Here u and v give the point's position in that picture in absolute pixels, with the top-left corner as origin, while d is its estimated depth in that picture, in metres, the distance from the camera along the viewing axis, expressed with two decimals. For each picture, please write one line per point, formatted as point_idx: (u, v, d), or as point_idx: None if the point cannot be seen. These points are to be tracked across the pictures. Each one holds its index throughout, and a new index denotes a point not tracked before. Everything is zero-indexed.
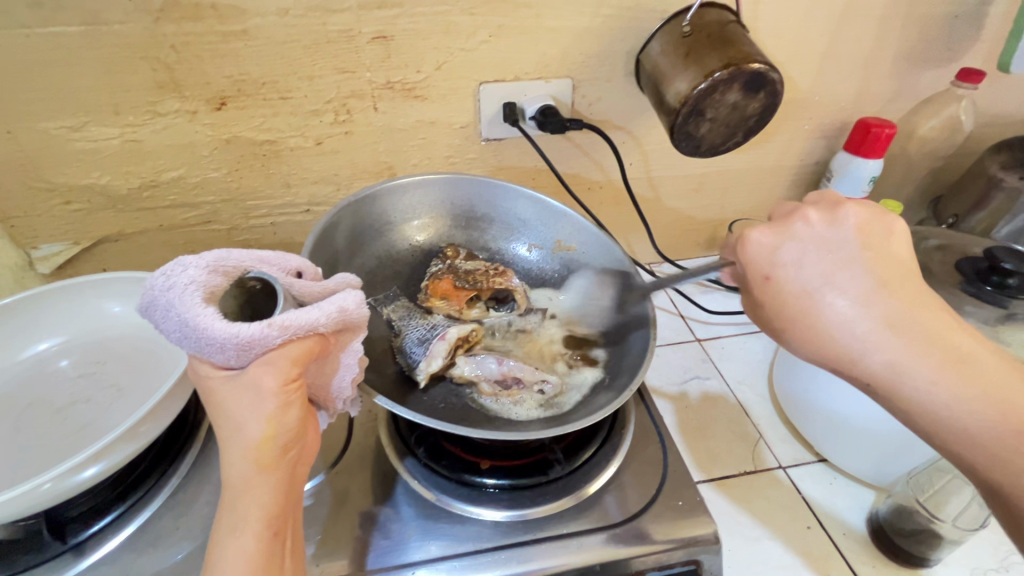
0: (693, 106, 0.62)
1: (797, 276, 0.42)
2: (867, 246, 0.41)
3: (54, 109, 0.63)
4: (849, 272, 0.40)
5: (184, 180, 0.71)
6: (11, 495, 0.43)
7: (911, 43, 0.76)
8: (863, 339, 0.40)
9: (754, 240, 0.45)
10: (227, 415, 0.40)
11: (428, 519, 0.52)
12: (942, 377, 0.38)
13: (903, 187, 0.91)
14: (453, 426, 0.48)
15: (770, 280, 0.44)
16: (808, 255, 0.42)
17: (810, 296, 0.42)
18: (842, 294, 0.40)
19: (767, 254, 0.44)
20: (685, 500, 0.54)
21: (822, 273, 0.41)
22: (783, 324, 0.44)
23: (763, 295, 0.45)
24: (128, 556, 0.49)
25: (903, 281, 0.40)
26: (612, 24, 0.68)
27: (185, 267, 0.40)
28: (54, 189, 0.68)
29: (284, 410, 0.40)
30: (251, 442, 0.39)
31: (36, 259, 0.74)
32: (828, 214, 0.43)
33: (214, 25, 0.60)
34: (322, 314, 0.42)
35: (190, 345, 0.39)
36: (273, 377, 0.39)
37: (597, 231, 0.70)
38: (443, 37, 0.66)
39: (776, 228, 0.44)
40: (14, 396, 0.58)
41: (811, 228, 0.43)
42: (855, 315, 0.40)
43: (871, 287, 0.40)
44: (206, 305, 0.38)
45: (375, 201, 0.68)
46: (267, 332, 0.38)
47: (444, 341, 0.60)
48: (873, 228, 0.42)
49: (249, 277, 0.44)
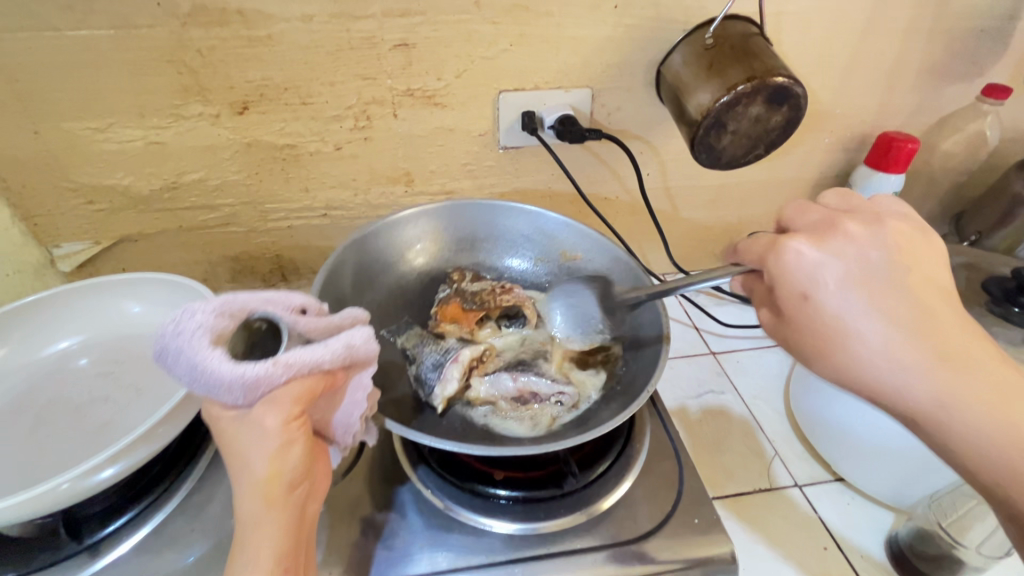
0: (715, 119, 0.61)
1: (836, 296, 0.40)
2: (897, 270, 0.40)
3: (80, 110, 0.64)
4: (883, 290, 0.39)
5: (205, 182, 0.72)
6: (30, 494, 0.44)
7: (935, 58, 0.75)
8: (896, 365, 0.39)
9: (793, 251, 0.42)
10: (235, 454, 0.40)
11: (439, 530, 0.52)
12: (974, 407, 0.37)
13: (924, 202, 0.90)
14: (468, 446, 0.47)
15: (806, 295, 0.41)
16: (850, 273, 0.40)
17: (849, 322, 0.40)
18: (876, 308, 0.39)
19: (803, 264, 0.42)
20: (701, 518, 0.53)
21: (857, 289, 0.40)
22: (817, 336, 0.42)
23: (797, 307, 0.43)
24: (141, 557, 0.49)
25: (932, 303, 0.39)
26: (633, 34, 0.68)
27: (191, 312, 0.39)
28: (78, 188, 0.69)
29: (287, 447, 0.40)
30: (258, 480, 0.39)
31: (58, 257, 0.75)
32: (865, 229, 0.42)
33: (239, 31, 0.61)
34: (328, 351, 0.41)
35: (199, 388, 0.38)
36: (275, 416, 0.39)
37: (602, 237, 0.69)
38: (465, 45, 0.66)
39: (816, 241, 0.42)
40: (34, 394, 0.59)
41: (847, 246, 0.41)
42: (887, 330, 0.39)
43: (906, 305, 0.39)
44: (214, 348, 0.38)
45: (376, 238, 0.68)
46: (272, 371, 0.38)
47: (458, 364, 0.58)
48: (901, 244, 0.41)
49: (255, 318, 0.44)
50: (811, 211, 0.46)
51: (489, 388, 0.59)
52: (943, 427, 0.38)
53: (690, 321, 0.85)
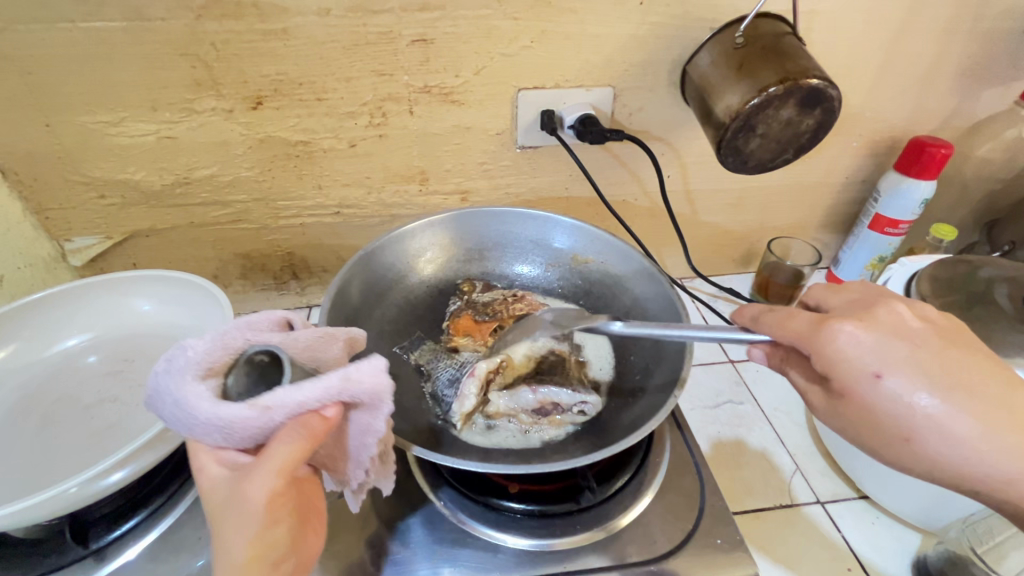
0: (745, 121, 0.59)
1: (912, 386, 0.36)
2: (956, 346, 0.38)
3: (92, 103, 0.63)
4: (962, 378, 0.36)
5: (217, 178, 0.71)
6: (36, 499, 0.43)
7: (973, 60, 0.72)
8: (999, 455, 0.35)
9: (840, 333, 0.37)
10: (218, 529, 0.36)
11: (451, 543, 0.51)
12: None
13: (954, 210, 0.87)
14: (489, 466, 0.45)
15: (880, 380, 0.36)
16: (920, 356, 0.37)
17: (942, 408, 0.36)
18: (966, 405, 0.35)
19: (858, 347, 0.37)
20: (724, 538, 0.52)
21: (941, 382, 0.36)
22: (903, 433, 0.37)
23: (873, 401, 0.37)
24: (149, 564, 0.48)
25: (1002, 379, 0.37)
26: (659, 32, 0.66)
27: (184, 347, 0.38)
28: (89, 182, 0.69)
29: (271, 525, 0.36)
30: (235, 568, 0.35)
31: (69, 251, 0.74)
32: (904, 305, 0.39)
33: (254, 24, 0.59)
34: (314, 393, 0.37)
35: (185, 428, 0.37)
36: (260, 487, 0.35)
37: (616, 238, 0.67)
38: (484, 41, 0.64)
39: (866, 323, 0.38)
40: (42, 392, 0.58)
41: (901, 325, 0.38)
42: (985, 430, 0.35)
43: (987, 398, 0.36)
44: (199, 384, 0.37)
45: (384, 252, 0.65)
46: (247, 415, 0.35)
47: (474, 378, 0.56)
48: (941, 321, 0.40)
49: (255, 351, 0.40)
50: (838, 296, 0.43)
51: (507, 401, 0.56)
52: None
53: None
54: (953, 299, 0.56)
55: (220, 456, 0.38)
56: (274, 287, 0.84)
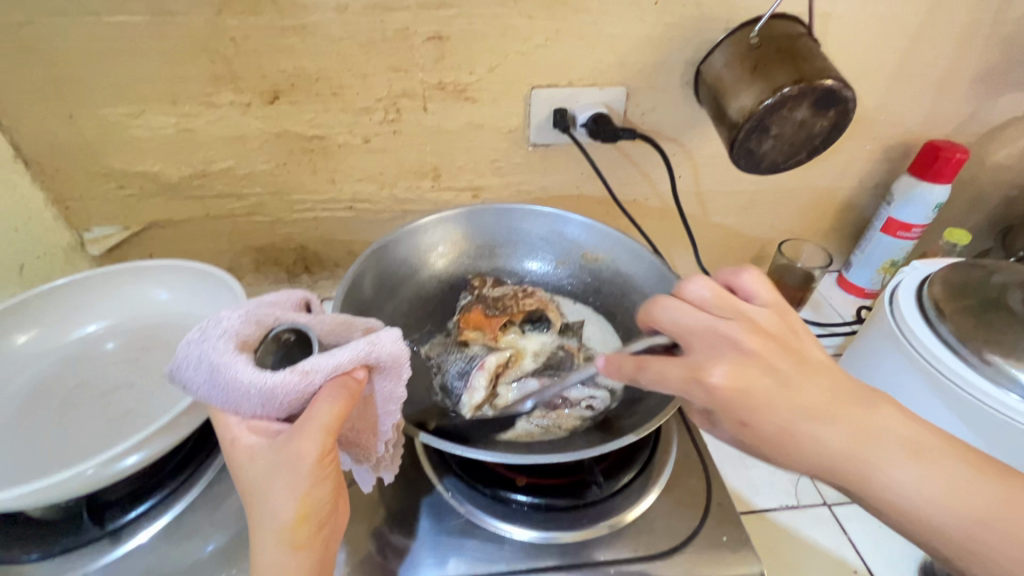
0: (758, 122, 0.59)
1: (770, 415, 0.38)
2: (797, 364, 0.39)
3: (114, 96, 0.64)
4: (806, 388, 0.38)
5: (233, 171, 0.72)
6: (56, 479, 0.44)
7: (990, 64, 0.72)
8: (840, 456, 0.38)
9: (713, 386, 0.38)
10: (260, 493, 0.37)
11: (459, 534, 0.51)
12: (910, 470, 0.38)
13: (968, 215, 0.87)
14: (503, 457, 0.46)
15: (746, 427, 0.38)
16: (771, 391, 0.38)
17: (787, 430, 0.38)
18: (809, 415, 0.38)
19: (733, 395, 0.38)
20: (730, 536, 0.52)
21: (791, 402, 0.38)
22: (765, 449, 0.39)
23: (740, 434, 0.40)
24: (162, 546, 0.49)
25: (833, 384, 0.39)
26: (673, 32, 0.66)
27: (218, 320, 0.38)
28: (109, 173, 0.70)
29: (319, 484, 0.37)
30: (285, 524, 0.36)
31: (88, 241, 0.76)
32: (746, 326, 0.40)
33: (273, 20, 0.60)
34: (348, 356, 0.38)
35: (221, 398, 0.37)
36: (308, 449, 0.36)
37: (627, 237, 0.67)
38: (499, 40, 0.65)
39: (732, 366, 0.38)
40: (61, 376, 0.59)
41: (755, 354, 0.39)
42: (829, 434, 0.38)
43: (824, 403, 0.38)
44: (237, 354, 0.37)
45: (396, 246, 0.65)
46: (290, 379, 0.36)
47: (483, 371, 0.58)
48: (774, 326, 0.41)
49: (282, 330, 0.41)
50: (696, 314, 0.41)
51: (518, 392, 0.58)
52: (899, 508, 0.38)
53: None
54: (966, 303, 0.55)
55: (254, 426, 0.38)
56: (287, 279, 0.85)
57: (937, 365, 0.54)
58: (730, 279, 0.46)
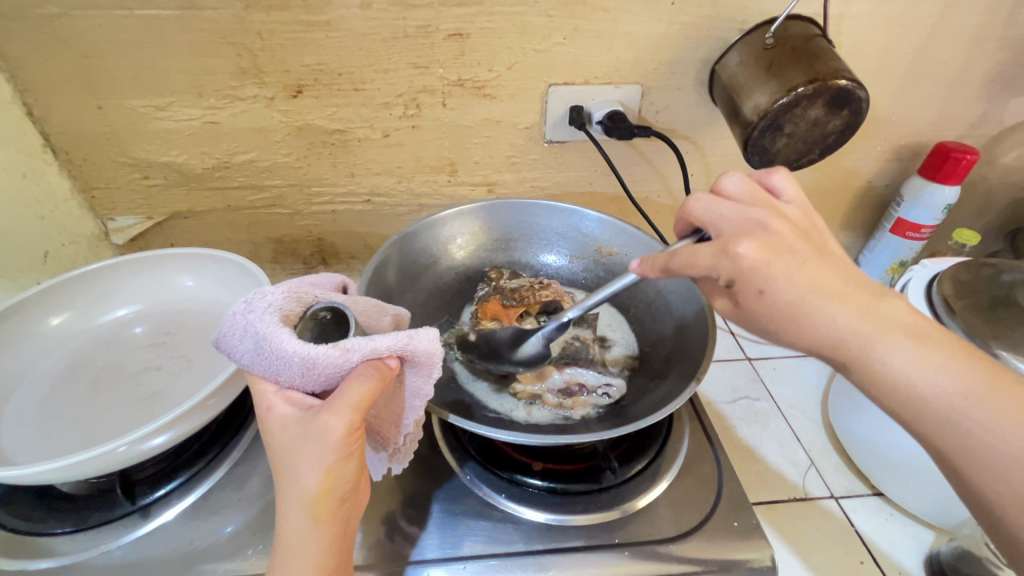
0: (772, 120, 0.60)
1: (786, 289, 0.38)
2: (816, 249, 0.39)
3: (142, 88, 0.66)
4: (817, 270, 0.38)
5: (255, 163, 0.73)
6: (88, 454, 0.46)
7: (1001, 67, 0.73)
8: (842, 331, 0.37)
9: (740, 256, 0.38)
10: (287, 463, 0.38)
11: (475, 516, 0.53)
12: (915, 353, 0.37)
13: (977, 217, 0.87)
14: (522, 436, 0.47)
15: (764, 295, 0.38)
16: (791, 263, 0.38)
17: (800, 303, 0.38)
18: (821, 293, 0.37)
19: (757, 267, 0.38)
20: (740, 522, 0.53)
21: (805, 281, 0.38)
22: (770, 328, 0.39)
23: (752, 309, 0.39)
24: (188, 523, 0.51)
25: (844, 272, 0.39)
26: (689, 32, 0.67)
27: (264, 292, 0.40)
28: (135, 163, 0.72)
29: (345, 461, 0.37)
30: (309, 495, 0.37)
31: (112, 230, 0.78)
32: (773, 211, 0.41)
33: (299, 15, 0.62)
34: (386, 343, 0.40)
35: (261, 365, 0.39)
36: (337, 425, 0.37)
37: (640, 231, 0.68)
38: (518, 37, 0.66)
39: (762, 242, 0.38)
40: (91, 358, 0.61)
41: (781, 235, 0.39)
42: (834, 311, 0.37)
43: (833, 282, 0.38)
44: (282, 325, 0.39)
45: (417, 237, 0.67)
46: (331, 354, 0.37)
47: None
48: (798, 218, 0.42)
49: (319, 307, 0.43)
50: (724, 202, 0.42)
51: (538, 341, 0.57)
52: (894, 390, 0.37)
53: (726, 326, 0.85)
54: (974, 300, 0.56)
55: (289, 397, 0.40)
56: (304, 270, 0.87)
57: None
58: (762, 180, 0.46)
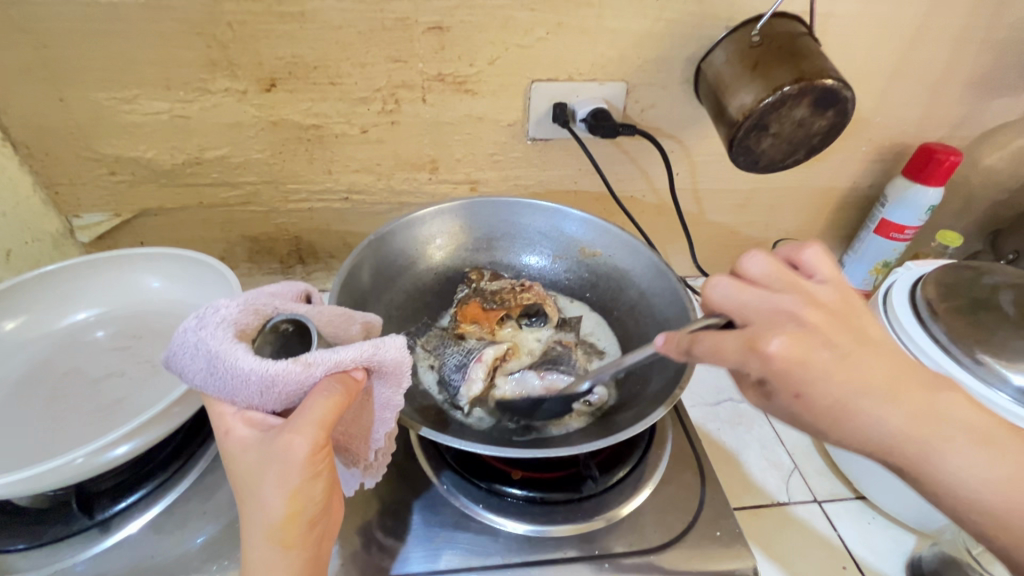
0: (757, 120, 0.59)
1: (828, 392, 0.36)
2: (857, 338, 0.37)
3: (106, 80, 0.63)
4: (862, 367, 0.36)
5: (228, 159, 0.71)
6: (41, 469, 0.43)
7: (985, 68, 0.72)
8: (895, 436, 0.36)
9: (771, 354, 0.36)
10: (251, 488, 0.36)
11: (453, 528, 0.51)
12: (975, 456, 0.36)
13: (960, 218, 0.88)
14: (498, 448, 0.45)
15: (800, 400, 0.36)
16: (828, 361, 0.36)
17: (845, 404, 0.36)
18: (870, 396, 0.36)
19: (793, 363, 0.36)
20: (723, 531, 0.52)
21: (850, 381, 0.36)
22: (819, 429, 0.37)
23: (791, 408, 0.37)
24: (152, 537, 0.49)
25: (904, 369, 0.37)
26: (674, 29, 0.66)
27: (217, 308, 0.38)
28: (101, 159, 0.69)
29: (311, 482, 0.36)
30: (275, 521, 0.35)
31: (78, 227, 0.75)
32: (808, 298, 0.39)
33: (272, 6, 0.59)
34: (350, 354, 0.38)
35: (217, 386, 0.37)
36: (301, 444, 0.35)
37: (623, 233, 0.67)
38: (500, 32, 0.64)
39: (794, 338, 0.36)
40: (51, 363, 0.58)
41: (815, 326, 0.37)
42: (885, 417, 0.36)
43: (889, 386, 0.36)
44: (237, 342, 0.37)
45: (394, 237, 0.65)
46: (291, 369, 0.36)
47: (481, 364, 0.57)
48: (837, 302, 0.39)
49: (281, 320, 0.41)
50: (748, 288, 0.40)
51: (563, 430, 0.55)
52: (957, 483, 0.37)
53: None
54: (957, 303, 0.56)
55: (249, 418, 0.38)
56: (281, 270, 0.85)
57: (928, 360, 0.54)
58: (792, 255, 0.44)
